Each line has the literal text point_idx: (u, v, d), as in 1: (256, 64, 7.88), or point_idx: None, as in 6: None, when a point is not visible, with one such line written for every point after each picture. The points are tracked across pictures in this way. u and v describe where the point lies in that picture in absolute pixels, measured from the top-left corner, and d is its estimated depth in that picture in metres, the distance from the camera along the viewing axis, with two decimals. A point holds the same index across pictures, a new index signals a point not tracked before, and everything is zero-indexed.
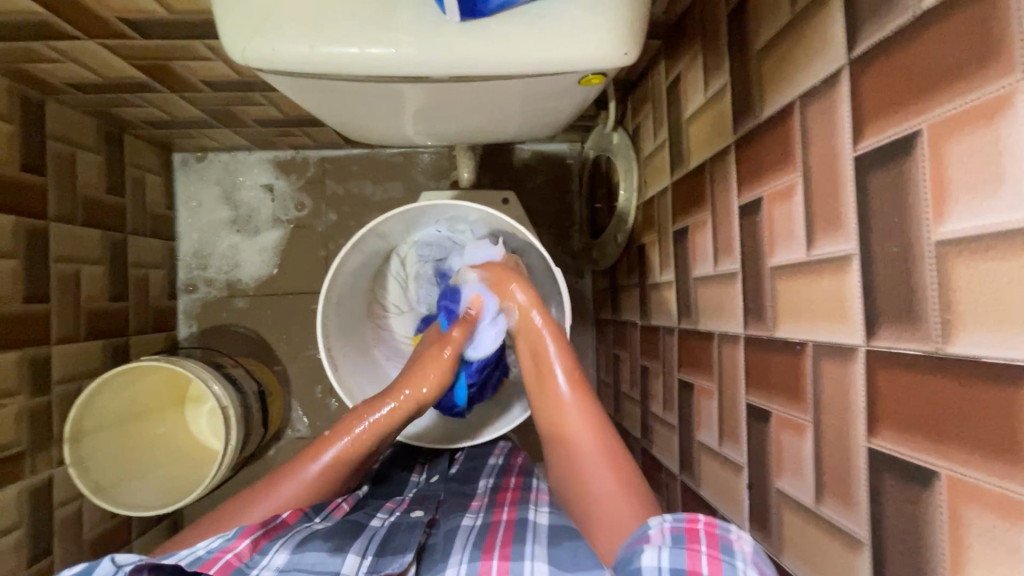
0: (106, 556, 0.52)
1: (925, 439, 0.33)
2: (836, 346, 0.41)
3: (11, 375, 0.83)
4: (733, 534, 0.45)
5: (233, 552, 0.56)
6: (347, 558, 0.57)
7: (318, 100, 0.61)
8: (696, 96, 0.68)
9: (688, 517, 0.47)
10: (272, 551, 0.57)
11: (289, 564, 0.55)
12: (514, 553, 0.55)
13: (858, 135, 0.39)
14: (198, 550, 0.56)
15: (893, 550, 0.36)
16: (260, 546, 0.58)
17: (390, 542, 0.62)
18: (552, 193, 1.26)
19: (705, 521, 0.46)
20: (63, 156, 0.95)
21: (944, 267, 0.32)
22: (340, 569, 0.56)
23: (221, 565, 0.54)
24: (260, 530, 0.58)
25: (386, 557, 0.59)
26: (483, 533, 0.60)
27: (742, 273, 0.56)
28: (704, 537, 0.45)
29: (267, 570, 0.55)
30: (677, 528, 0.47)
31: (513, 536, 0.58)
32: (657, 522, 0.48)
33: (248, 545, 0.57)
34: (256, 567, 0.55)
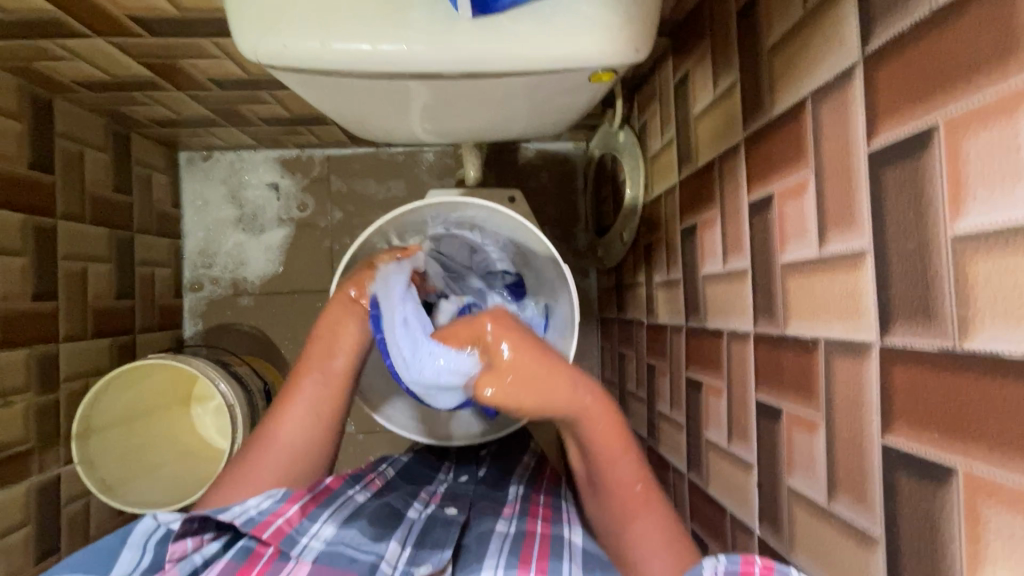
0: (150, 513, 0.61)
1: (941, 435, 0.33)
2: (848, 343, 0.41)
3: (19, 372, 0.83)
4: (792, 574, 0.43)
5: (285, 518, 0.59)
6: (390, 546, 0.60)
7: (328, 98, 0.61)
8: (705, 94, 0.68)
9: (743, 559, 0.45)
10: (320, 521, 0.61)
11: (335, 537, 0.60)
12: (551, 568, 0.56)
13: (871, 132, 0.39)
14: (250, 509, 0.60)
15: (908, 547, 0.36)
16: (308, 512, 0.61)
17: (428, 537, 0.62)
18: (557, 192, 1.26)
19: (762, 564, 0.44)
20: (71, 155, 0.95)
21: (960, 263, 0.32)
22: (383, 556, 0.58)
23: (273, 530, 0.58)
24: (307, 498, 0.62)
25: (425, 550, 0.60)
26: (518, 541, 0.61)
27: (752, 271, 0.56)
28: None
29: (314, 542, 0.59)
30: (731, 572, 0.45)
31: (550, 550, 0.59)
32: (710, 564, 0.46)
33: (297, 511, 0.61)
34: (304, 535, 0.59)
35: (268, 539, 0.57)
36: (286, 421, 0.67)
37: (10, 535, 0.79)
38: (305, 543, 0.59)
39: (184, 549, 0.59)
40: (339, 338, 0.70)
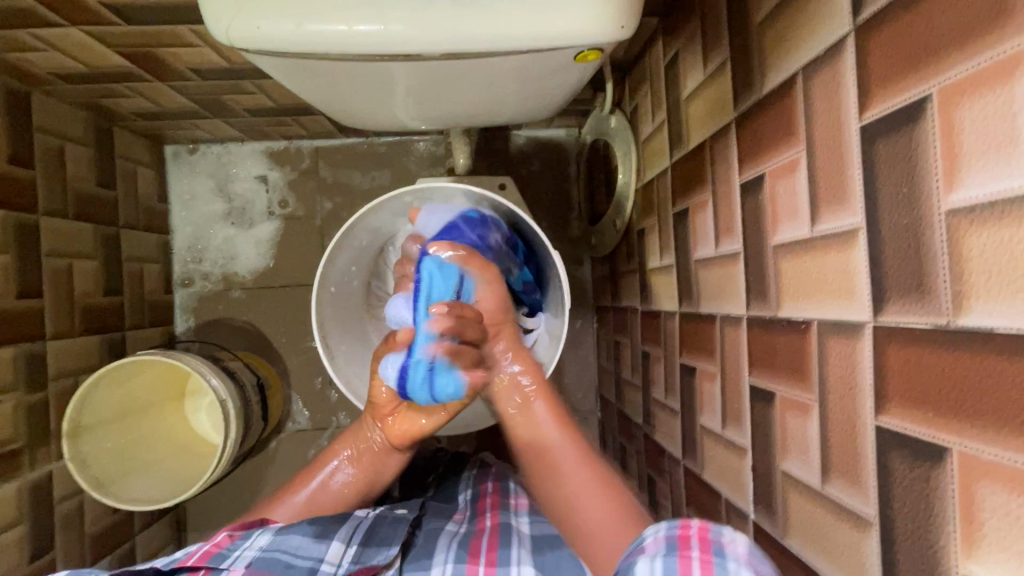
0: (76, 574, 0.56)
1: (934, 414, 0.33)
2: (842, 323, 0.40)
3: (6, 370, 0.82)
4: (726, 534, 0.43)
5: (213, 543, 0.60)
6: (331, 546, 0.60)
7: (308, 83, 0.59)
8: (695, 74, 0.67)
9: (680, 524, 0.45)
10: (251, 537, 0.60)
11: (270, 545, 0.59)
12: (500, 558, 0.60)
13: (864, 104, 0.38)
14: (174, 553, 0.59)
15: (902, 529, 0.35)
16: (240, 535, 0.61)
17: (374, 533, 0.64)
18: (549, 179, 1.25)
19: (698, 527, 0.44)
20: (52, 150, 0.94)
21: (955, 236, 0.31)
22: (322, 558, 0.58)
23: (200, 556, 0.58)
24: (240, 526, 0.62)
25: (371, 546, 0.62)
26: (466, 538, 0.65)
27: (744, 254, 0.55)
28: (699, 542, 0.43)
29: (247, 551, 0.58)
30: (670, 536, 0.44)
31: (499, 541, 0.63)
32: (651, 532, 0.46)
33: (227, 535, 0.61)
34: (237, 549, 0.59)
35: (195, 565, 0.57)
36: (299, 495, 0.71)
37: (3, 534, 0.79)
38: (237, 556, 0.58)
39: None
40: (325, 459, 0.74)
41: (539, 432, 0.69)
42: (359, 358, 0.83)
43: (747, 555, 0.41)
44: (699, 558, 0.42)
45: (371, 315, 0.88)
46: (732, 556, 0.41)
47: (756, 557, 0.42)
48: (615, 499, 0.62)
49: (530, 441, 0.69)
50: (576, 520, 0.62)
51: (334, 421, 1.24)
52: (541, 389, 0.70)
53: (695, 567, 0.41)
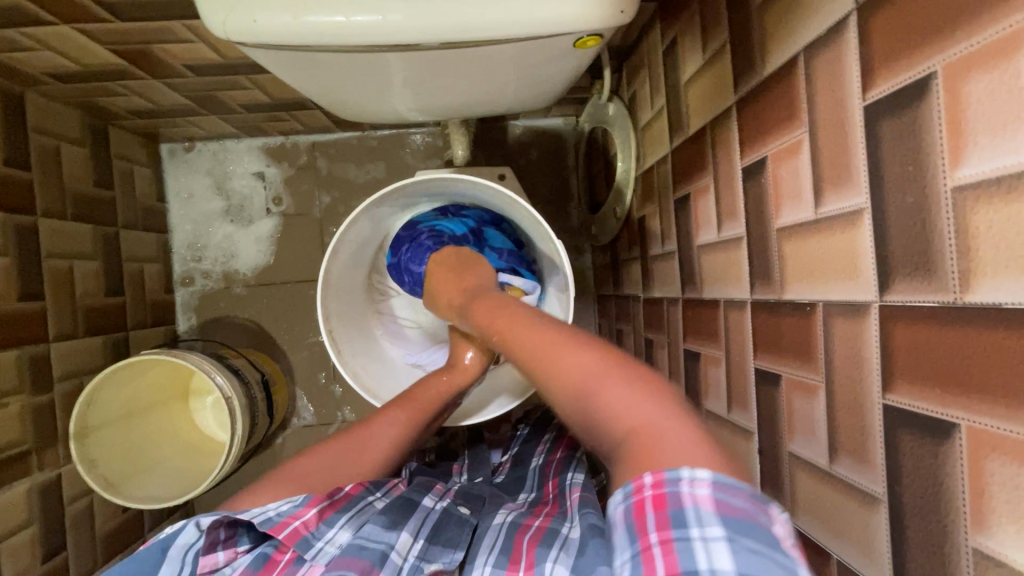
0: (192, 520, 0.55)
1: (942, 391, 0.33)
2: (848, 304, 0.40)
3: (10, 373, 0.82)
4: (684, 476, 0.35)
5: (301, 519, 0.57)
6: (401, 537, 0.59)
7: (306, 76, 0.59)
8: (694, 58, 0.66)
9: (632, 487, 0.36)
10: (336, 526, 0.58)
11: (350, 540, 0.57)
12: (538, 558, 0.54)
13: (868, 83, 0.37)
14: (269, 510, 0.57)
15: (911, 505, 0.36)
16: (326, 517, 0.58)
17: (440, 532, 0.62)
18: (548, 169, 1.24)
19: (652, 482, 0.35)
20: (48, 150, 0.93)
21: (960, 213, 0.31)
22: (393, 546, 0.57)
23: (290, 533, 0.56)
24: (325, 501, 0.59)
25: (437, 545, 0.60)
26: (511, 537, 0.59)
27: (747, 238, 0.55)
28: (655, 502, 0.35)
29: (331, 546, 0.57)
30: (628, 510, 0.36)
31: (541, 540, 0.57)
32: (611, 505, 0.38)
33: (315, 514, 0.57)
34: (321, 538, 0.57)
35: (285, 543, 0.55)
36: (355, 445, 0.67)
37: (14, 535, 0.79)
38: (320, 547, 0.56)
39: (215, 563, 0.56)
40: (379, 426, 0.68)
41: (527, 335, 0.51)
42: (363, 349, 0.83)
43: (713, 501, 0.34)
44: (659, 542, 0.34)
45: (372, 308, 0.89)
46: (701, 517, 0.34)
47: (724, 485, 0.35)
48: (631, 375, 0.43)
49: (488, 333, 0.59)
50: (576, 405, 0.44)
51: (340, 416, 1.25)
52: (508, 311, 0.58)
53: (658, 560, 0.33)
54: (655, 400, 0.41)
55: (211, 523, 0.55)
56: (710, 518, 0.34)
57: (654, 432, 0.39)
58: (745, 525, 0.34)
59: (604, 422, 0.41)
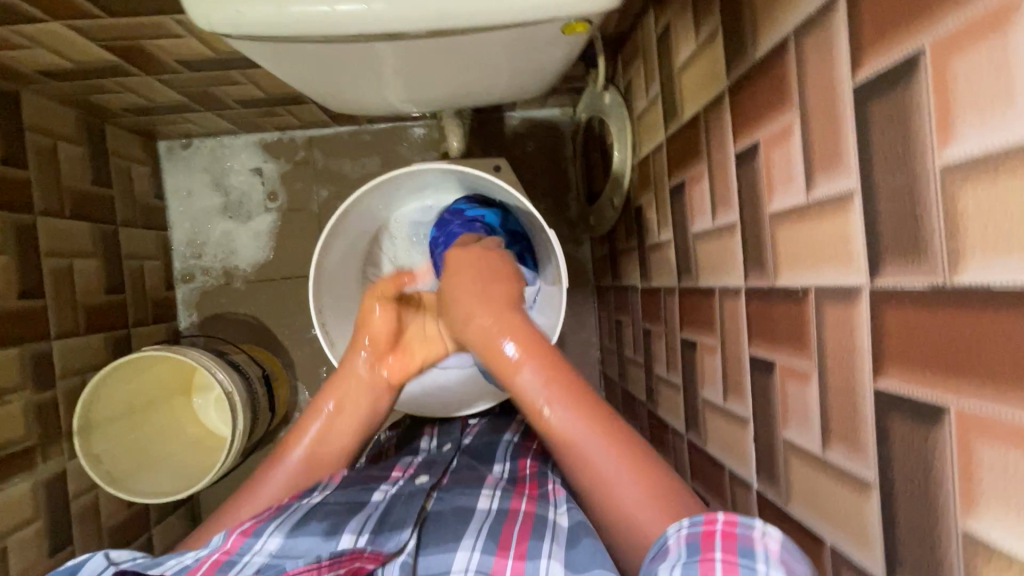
0: (99, 553, 0.54)
1: (932, 374, 0.32)
2: (840, 289, 0.40)
3: (13, 370, 0.83)
4: (756, 528, 0.41)
5: (222, 549, 0.55)
6: (342, 539, 0.56)
7: (294, 69, 0.58)
8: (687, 44, 0.65)
9: (704, 519, 0.42)
10: (264, 535, 0.56)
11: (280, 549, 0.55)
12: (529, 551, 0.53)
13: (857, 63, 0.37)
14: (185, 558, 0.54)
15: (902, 490, 0.35)
16: (253, 529, 0.56)
17: (387, 518, 0.59)
18: (545, 160, 1.24)
19: (724, 520, 0.41)
20: (44, 149, 0.93)
21: (950, 192, 0.31)
22: (335, 551, 0.54)
23: (208, 565, 0.53)
24: (248, 521, 0.57)
25: (383, 534, 0.57)
26: (500, 520, 0.57)
27: (741, 225, 0.55)
28: (724, 538, 0.40)
29: (257, 557, 0.54)
30: (693, 535, 0.42)
31: (531, 530, 0.55)
32: (674, 530, 0.43)
33: (236, 536, 0.55)
34: (247, 553, 0.55)
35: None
36: (313, 432, 0.67)
37: (20, 530, 0.80)
38: (247, 561, 0.54)
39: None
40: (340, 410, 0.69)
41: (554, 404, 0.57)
42: None
43: (780, 553, 0.39)
44: (722, 560, 0.39)
45: None
46: (764, 556, 0.39)
47: (791, 550, 0.40)
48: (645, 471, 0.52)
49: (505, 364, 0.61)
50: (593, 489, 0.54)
51: None
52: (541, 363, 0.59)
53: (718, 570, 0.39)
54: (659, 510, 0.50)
55: None
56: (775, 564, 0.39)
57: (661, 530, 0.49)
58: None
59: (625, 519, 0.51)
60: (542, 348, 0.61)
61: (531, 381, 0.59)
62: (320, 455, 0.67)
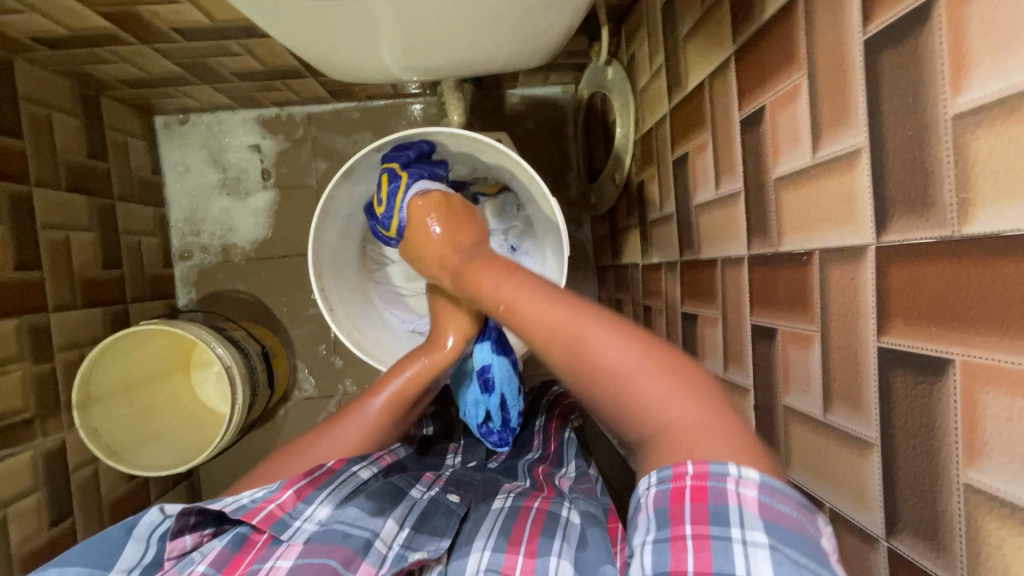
0: (155, 505, 0.56)
1: (938, 328, 0.32)
2: (845, 249, 0.40)
3: (10, 341, 0.82)
4: (731, 473, 0.36)
5: (276, 503, 0.58)
6: (386, 525, 0.60)
7: (291, 30, 0.58)
8: (692, 11, 0.64)
9: (672, 475, 0.37)
10: (315, 503, 0.60)
11: (330, 518, 0.59)
12: (540, 548, 0.55)
13: (869, 14, 0.36)
14: (243, 498, 0.58)
15: (904, 447, 0.35)
16: (304, 495, 0.60)
17: (426, 521, 0.62)
18: (546, 138, 1.23)
19: (694, 473, 0.37)
20: (39, 119, 0.92)
21: (961, 141, 0.30)
22: (377, 534, 0.58)
23: (265, 516, 0.57)
24: (303, 480, 0.60)
25: (423, 533, 0.61)
26: (512, 518, 0.60)
27: (744, 192, 0.54)
28: (694, 492, 0.36)
29: (309, 524, 0.58)
30: (664, 493, 0.37)
31: (543, 528, 0.57)
32: (644, 487, 0.39)
33: (291, 496, 0.59)
34: (299, 517, 0.59)
35: (260, 527, 0.56)
36: (378, 400, 0.66)
37: (18, 501, 0.80)
38: (298, 526, 0.58)
39: (183, 547, 0.56)
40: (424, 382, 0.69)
41: (546, 318, 0.50)
42: (360, 315, 0.83)
43: (759, 504, 0.36)
44: (693, 535, 0.36)
45: (367, 277, 0.88)
46: (742, 518, 0.35)
47: (771, 487, 0.36)
48: (662, 365, 0.43)
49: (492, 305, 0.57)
50: (609, 404, 0.44)
51: (340, 387, 1.25)
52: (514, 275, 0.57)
53: (689, 554, 0.35)
54: (692, 400, 0.41)
55: (179, 511, 0.55)
56: (752, 521, 0.35)
57: (686, 425, 0.40)
58: (792, 535, 0.35)
59: (640, 416, 0.42)
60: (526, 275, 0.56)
61: (541, 308, 0.51)
62: (378, 425, 0.66)
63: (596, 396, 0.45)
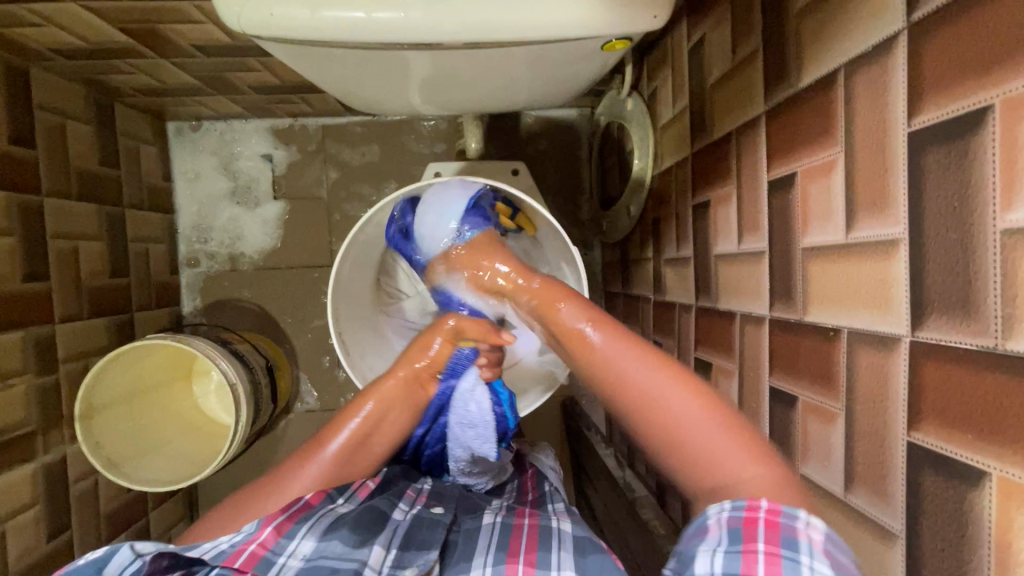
0: (126, 543, 0.50)
1: (974, 437, 0.32)
2: (876, 335, 0.39)
3: (16, 354, 0.82)
4: (800, 519, 0.39)
5: (257, 542, 0.54)
6: (372, 550, 0.56)
7: (320, 69, 0.57)
8: (720, 62, 0.64)
9: (747, 505, 0.41)
10: (297, 537, 0.56)
11: (314, 553, 0.55)
12: (540, 560, 0.54)
13: (914, 108, 0.36)
14: (221, 543, 0.55)
15: (930, 547, 0.35)
16: (285, 530, 0.56)
17: (413, 539, 0.60)
18: (560, 161, 1.22)
19: (767, 509, 0.40)
20: (52, 127, 0.91)
21: (1008, 257, 0.30)
22: (365, 561, 0.55)
23: (247, 557, 0.53)
24: (282, 516, 0.57)
25: (411, 551, 0.58)
26: (506, 532, 0.59)
27: (769, 253, 0.54)
28: (766, 523, 0.39)
29: (293, 560, 0.54)
30: (734, 519, 0.41)
31: (538, 541, 0.57)
32: (714, 512, 0.42)
33: (272, 531, 0.55)
34: (282, 553, 0.55)
35: (241, 568, 0.52)
36: (332, 445, 0.62)
37: (18, 516, 0.80)
38: (282, 564, 0.54)
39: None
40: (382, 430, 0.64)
41: (599, 356, 0.54)
42: (371, 347, 0.83)
43: (826, 549, 0.38)
44: (766, 552, 0.38)
45: (380, 308, 0.87)
46: (810, 551, 0.38)
47: (837, 541, 0.38)
48: (710, 408, 0.48)
49: (568, 335, 0.57)
50: (666, 451, 0.49)
51: (343, 401, 1.25)
52: (598, 320, 0.56)
53: (760, 565, 0.38)
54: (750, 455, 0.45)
55: (151, 554, 0.49)
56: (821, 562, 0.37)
57: (743, 475, 0.44)
58: None
59: (699, 459, 0.46)
60: (623, 332, 0.55)
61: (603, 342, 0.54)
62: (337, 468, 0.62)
63: (652, 439, 0.50)
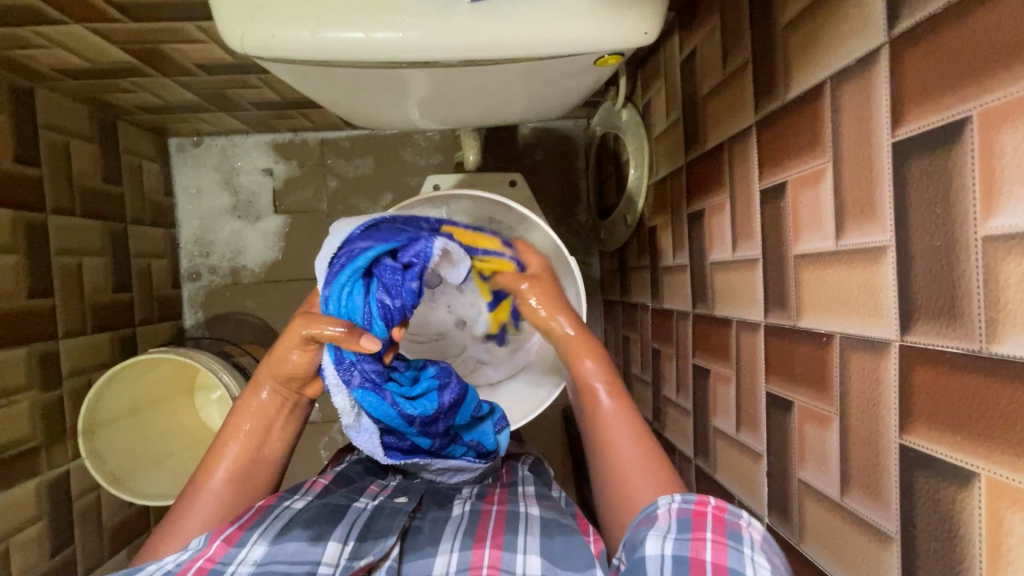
0: None
1: (963, 439, 0.33)
2: (868, 340, 0.40)
3: (21, 369, 0.82)
4: (742, 519, 0.43)
5: (204, 557, 0.50)
6: (328, 546, 0.53)
7: (321, 87, 0.58)
8: (712, 74, 0.65)
9: (696, 499, 0.45)
10: (249, 544, 0.52)
11: (268, 556, 0.51)
12: (506, 543, 0.53)
13: (898, 120, 0.37)
14: (166, 565, 0.50)
15: (925, 547, 0.36)
16: (236, 539, 0.52)
17: (372, 527, 0.57)
18: (557, 171, 1.24)
19: (714, 504, 0.44)
20: (56, 146, 0.92)
21: (990, 264, 0.31)
22: (320, 560, 0.52)
23: (194, 573, 0.49)
24: (231, 527, 0.53)
25: (369, 540, 0.55)
26: (475, 519, 0.58)
27: (763, 260, 0.55)
28: (713, 517, 0.43)
29: (244, 566, 0.50)
30: (685, 511, 0.44)
31: (505, 525, 0.56)
32: (664, 502, 0.45)
33: (220, 544, 0.51)
34: (233, 563, 0.50)
35: None
36: (219, 471, 0.58)
37: (22, 532, 0.80)
38: (232, 573, 0.49)
39: None
40: (269, 440, 0.60)
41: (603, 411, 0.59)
42: None
43: (763, 542, 0.42)
44: (712, 539, 0.42)
45: None
46: (750, 543, 0.42)
47: (772, 542, 0.43)
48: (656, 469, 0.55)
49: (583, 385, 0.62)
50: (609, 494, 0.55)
51: None
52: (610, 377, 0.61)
53: (707, 549, 0.42)
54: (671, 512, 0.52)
55: None
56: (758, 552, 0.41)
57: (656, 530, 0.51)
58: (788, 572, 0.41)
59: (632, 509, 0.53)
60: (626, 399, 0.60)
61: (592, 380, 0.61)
62: (234, 488, 0.58)
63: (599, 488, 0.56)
